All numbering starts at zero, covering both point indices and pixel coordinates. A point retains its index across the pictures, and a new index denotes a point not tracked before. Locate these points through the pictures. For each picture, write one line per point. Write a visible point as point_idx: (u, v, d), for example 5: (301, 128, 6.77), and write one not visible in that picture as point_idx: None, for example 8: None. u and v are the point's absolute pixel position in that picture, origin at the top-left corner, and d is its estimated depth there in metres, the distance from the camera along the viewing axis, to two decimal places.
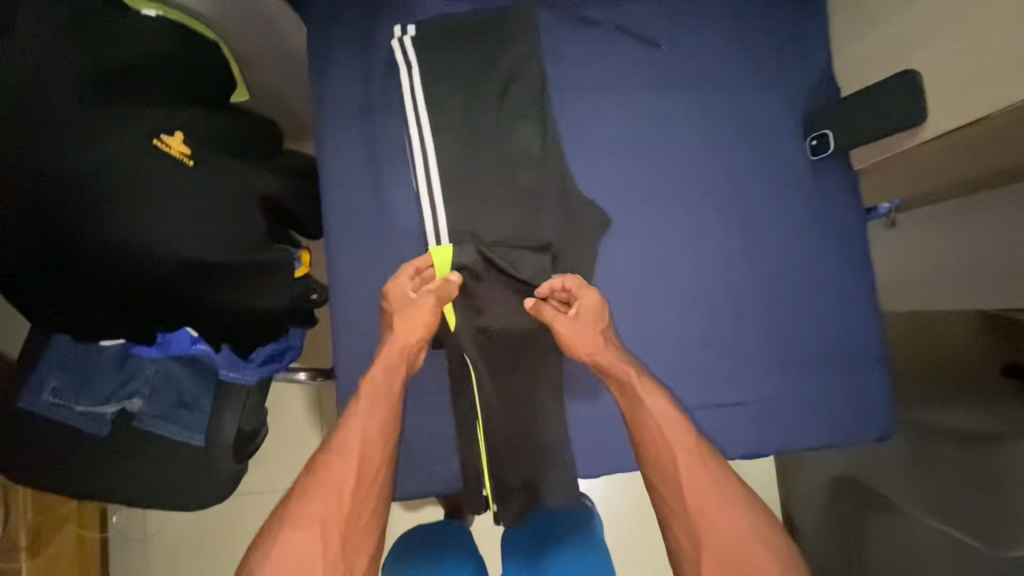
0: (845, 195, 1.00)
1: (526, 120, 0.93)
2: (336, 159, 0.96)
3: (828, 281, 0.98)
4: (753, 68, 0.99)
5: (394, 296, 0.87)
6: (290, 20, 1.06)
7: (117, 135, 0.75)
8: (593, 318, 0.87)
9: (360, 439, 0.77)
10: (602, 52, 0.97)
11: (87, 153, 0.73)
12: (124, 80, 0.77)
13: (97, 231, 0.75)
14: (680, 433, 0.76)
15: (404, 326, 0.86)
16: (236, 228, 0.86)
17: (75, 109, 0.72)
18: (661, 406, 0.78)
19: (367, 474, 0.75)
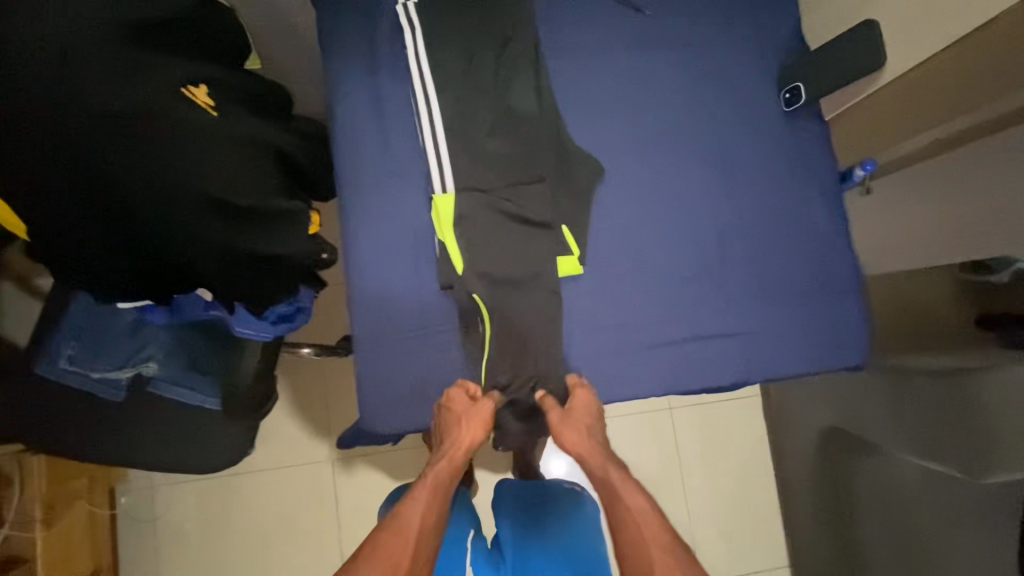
0: (817, 148, 1.08)
1: (521, 79, 1.01)
2: (346, 116, 1.01)
3: (805, 223, 1.06)
4: (729, 30, 1.07)
5: (456, 403, 0.93)
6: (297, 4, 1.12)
7: (147, 80, 0.80)
8: (586, 414, 0.94)
9: (418, 523, 0.82)
10: (591, 18, 1.05)
11: (121, 94, 0.78)
12: (152, 31, 0.83)
13: (129, 171, 0.80)
14: (654, 523, 0.82)
15: (467, 431, 0.92)
16: (253, 179, 0.92)
17: (108, 53, 0.77)
18: (642, 507, 0.84)
19: (421, 552, 0.79)
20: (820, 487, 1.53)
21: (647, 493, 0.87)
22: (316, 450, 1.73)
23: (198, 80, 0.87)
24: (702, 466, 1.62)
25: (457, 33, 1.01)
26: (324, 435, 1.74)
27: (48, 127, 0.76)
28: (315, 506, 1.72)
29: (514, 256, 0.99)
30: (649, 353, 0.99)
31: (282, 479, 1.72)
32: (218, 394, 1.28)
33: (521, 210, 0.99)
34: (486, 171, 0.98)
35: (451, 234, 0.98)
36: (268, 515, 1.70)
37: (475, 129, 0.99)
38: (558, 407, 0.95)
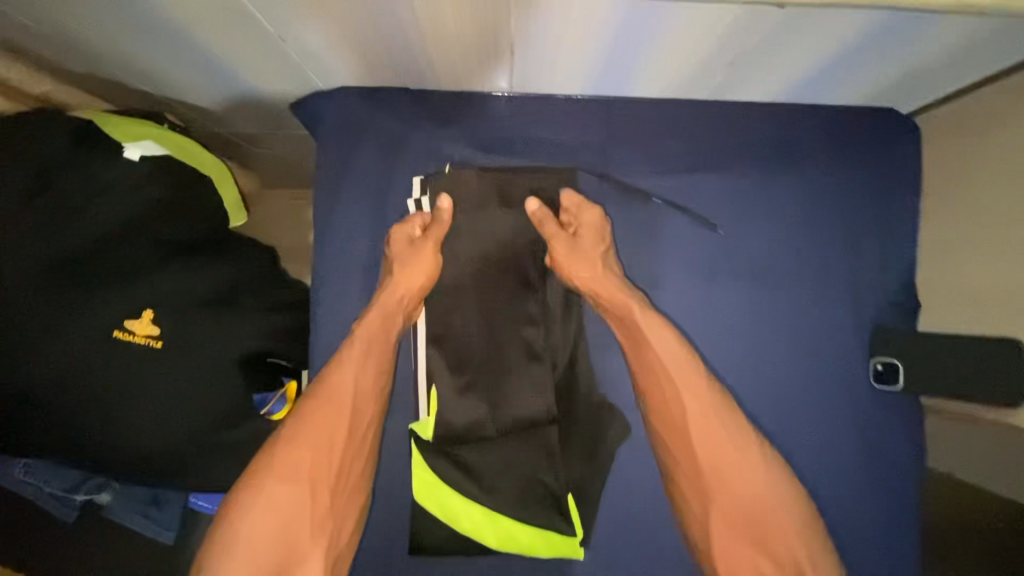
0: (912, 434, 0.84)
1: (544, 301, 0.84)
2: (326, 307, 0.84)
3: (877, 534, 0.83)
4: (818, 267, 0.86)
5: (395, 247, 0.80)
6: (292, 124, 0.95)
7: (77, 329, 0.70)
8: (593, 242, 0.81)
9: (348, 391, 0.77)
10: (644, 229, 0.85)
11: (51, 357, 0.69)
12: (93, 263, 0.71)
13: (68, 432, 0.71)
14: (688, 372, 0.78)
15: (402, 281, 0.79)
16: (212, 410, 0.77)
17: (39, 311, 0.68)
18: (672, 350, 0.78)
19: (353, 419, 0.77)
20: None
21: (675, 328, 0.80)
22: None
23: (143, 308, 0.73)
24: None
25: (479, 235, 0.83)
26: None
27: None
28: None
29: (494, 522, 0.81)
30: None
31: None
32: (176, 528, 1.16)
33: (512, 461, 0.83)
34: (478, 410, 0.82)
35: (425, 483, 0.81)
36: None
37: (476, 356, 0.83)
38: (567, 234, 0.81)
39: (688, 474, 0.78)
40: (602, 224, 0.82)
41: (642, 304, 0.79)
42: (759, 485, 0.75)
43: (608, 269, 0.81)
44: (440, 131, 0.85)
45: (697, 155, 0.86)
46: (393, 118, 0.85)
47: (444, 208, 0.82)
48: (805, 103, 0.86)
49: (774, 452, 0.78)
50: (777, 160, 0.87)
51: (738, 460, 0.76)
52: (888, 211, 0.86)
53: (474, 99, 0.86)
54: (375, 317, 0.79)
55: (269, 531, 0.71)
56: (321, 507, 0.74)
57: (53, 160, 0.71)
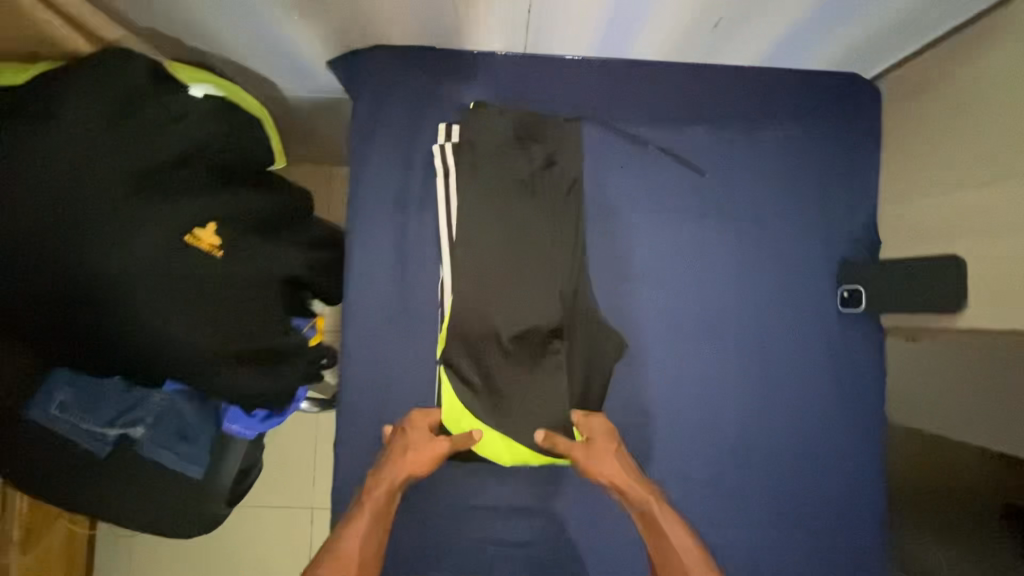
0: (867, 350, 0.98)
1: (561, 240, 0.92)
2: (363, 247, 1.01)
3: (829, 431, 0.99)
4: (795, 211, 0.98)
5: (405, 444, 0.89)
6: (335, 88, 1.06)
7: (152, 236, 0.76)
8: (610, 442, 0.89)
9: (351, 560, 0.80)
10: (640, 174, 0.98)
11: (123, 251, 0.74)
12: (164, 173, 0.79)
13: (125, 323, 0.76)
14: (699, 560, 0.79)
15: (410, 464, 0.88)
16: (259, 319, 0.86)
17: (115, 208, 0.74)
18: (686, 541, 0.81)
19: (361, 572, 0.80)
20: None
21: (686, 522, 0.83)
22: (298, 495, 1.73)
23: (207, 218, 0.80)
24: None
25: (499, 179, 0.93)
26: (310, 486, 1.74)
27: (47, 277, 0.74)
28: (291, 555, 1.72)
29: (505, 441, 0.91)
30: None
31: (263, 522, 1.72)
32: (205, 463, 1.27)
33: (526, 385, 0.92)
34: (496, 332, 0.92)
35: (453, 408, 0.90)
36: (242, 554, 1.71)
37: (495, 285, 0.90)
38: (581, 441, 0.89)
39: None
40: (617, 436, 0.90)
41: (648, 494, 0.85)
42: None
43: (625, 469, 0.87)
44: (464, 90, 0.98)
45: (689, 109, 0.98)
46: (424, 79, 0.98)
47: (477, 436, 0.90)
48: (783, 69, 0.99)
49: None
50: (761, 117, 0.99)
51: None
52: (855, 158, 0.99)
53: (494, 61, 0.98)
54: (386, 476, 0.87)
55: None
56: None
57: (135, 84, 0.79)
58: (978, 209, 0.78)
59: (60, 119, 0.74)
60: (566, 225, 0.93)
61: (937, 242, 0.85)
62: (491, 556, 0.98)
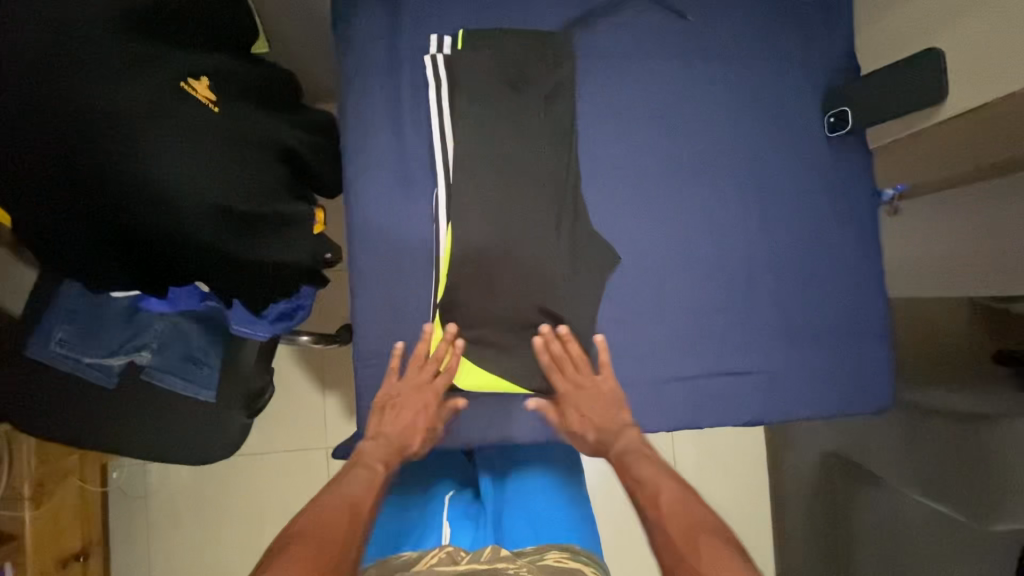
0: (855, 175, 1.02)
1: (550, 94, 0.95)
2: (354, 114, 0.95)
3: (832, 257, 1.01)
4: (777, 46, 1.00)
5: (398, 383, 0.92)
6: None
7: (149, 75, 0.73)
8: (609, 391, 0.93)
9: (350, 499, 0.79)
10: (625, 20, 0.98)
11: (121, 88, 0.71)
12: (155, 20, 0.76)
13: (127, 168, 0.72)
14: (666, 475, 0.82)
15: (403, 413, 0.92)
16: (260, 183, 0.86)
17: (110, 44, 0.71)
18: (651, 469, 0.84)
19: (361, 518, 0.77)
20: (818, 513, 1.48)
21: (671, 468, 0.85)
22: (309, 436, 1.70)
23: (200, 73, 0.80)
24: (700, 480, 1.56)
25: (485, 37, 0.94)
26: (321, 426, 1.71)
27: (34, 116, 0.69)
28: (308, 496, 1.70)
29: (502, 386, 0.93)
30: (662, 384, 0.96)
31: (276, 466, 1.69)
32: (218, 386, 1.26)
33: (530, 226, 0.93)
34: (497, 183, 0.93)
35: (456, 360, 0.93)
36: (259, 500, 1.68)
37: (491, 139, 0.93)
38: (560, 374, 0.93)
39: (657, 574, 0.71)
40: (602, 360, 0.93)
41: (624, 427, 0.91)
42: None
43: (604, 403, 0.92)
44: None
45: None
46: None
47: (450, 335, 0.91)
48: None
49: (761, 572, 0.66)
50: None
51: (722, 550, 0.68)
52: None
53: None
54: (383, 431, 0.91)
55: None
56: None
57: None
58: None
59: None
60: (556, 75, 0.95)
61: (918, 42, 0.87)
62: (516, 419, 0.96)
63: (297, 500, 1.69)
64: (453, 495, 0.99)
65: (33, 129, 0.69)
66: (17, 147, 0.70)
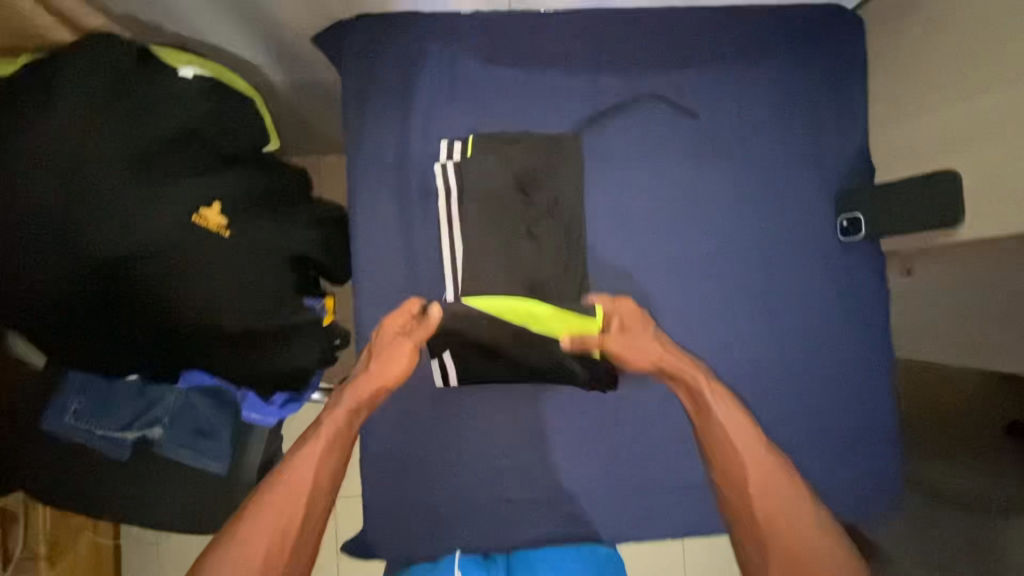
0: (868, 277, 1.01)
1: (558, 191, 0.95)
2: (364, 217, 0.96)
3: (842, 359, 1.00)
4: (788, 147, 0.99)
5: (381, 339, 0.89)
6: (323, 66, 1.05)
7: (157, 214, 0.75)
8: (640, 330, 0.89)
9: (309, 472, 0.81)
10: (636, 121, 0.98)
11: (133, 232, 0.74)
12: (165, 154, 0.78)
13: (142, 303, 0.76)
14: (740, 426, 0.82)
15: (380, 373, 0.87)
16: (272, 296, 0.87)
17: (122, 189, 0.73)
18: (733, 417, 0.83)
19: (317, 496, 0.81)
20: None
21: (735, 400, 0.85)
22: None
23: (212, 198, 0.80)
24: None
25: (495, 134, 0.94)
26: None
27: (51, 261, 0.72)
28: None
29: (566, 316, 0.89)
30: None
31: None
32: (228, 456, 1.27)
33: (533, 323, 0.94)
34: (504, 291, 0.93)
35: (513, 307, 0.87)
36: None
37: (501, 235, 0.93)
38: (615, 330, 0.88)
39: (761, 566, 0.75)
40: (640, 315, 0.90)
41: (699, 372, 0.86)
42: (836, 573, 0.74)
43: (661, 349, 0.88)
44: (451, 50, 0.96)
45: (679, 53, 0.98)
46: (407, 42, 0.96)
47: (434, 317, 0.87)
48: (764, 4, 0.99)
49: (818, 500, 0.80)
50: (750, 54, 0.99)
51: (790, 497, 0.78)
52: (845, 89, 1.00)
53: (478, 18, 0.96)
54: (356, 392, 0.87)
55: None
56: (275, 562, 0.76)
57: (127, 66, 0.78)
58: (976, 121, 0.79)
59: (52, 93, 0.73)
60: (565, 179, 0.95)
61: (932, 159, 0.86)
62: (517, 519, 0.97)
63: None
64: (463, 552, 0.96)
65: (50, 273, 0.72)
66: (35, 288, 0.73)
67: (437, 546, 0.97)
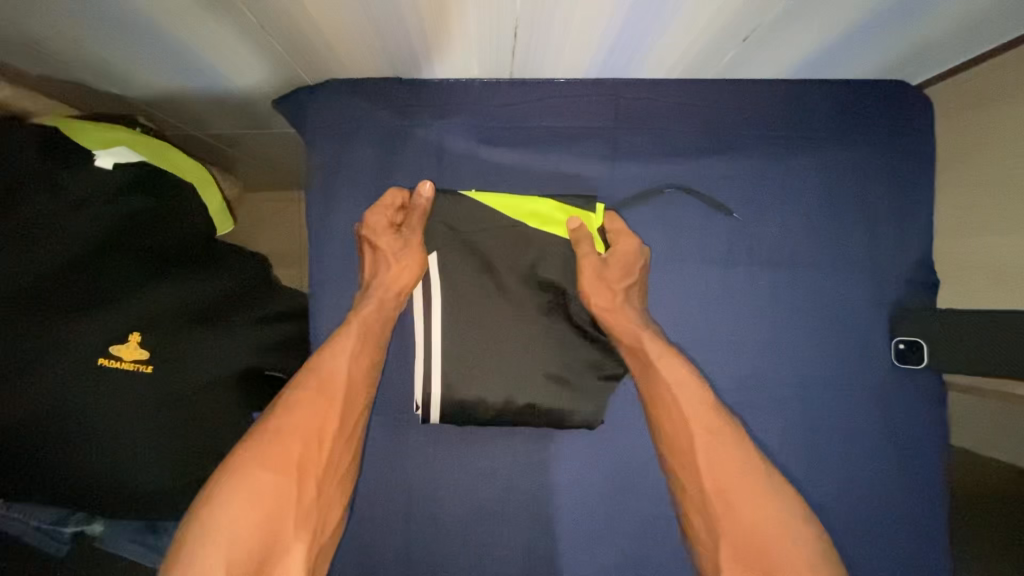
0: (926, 408, 0.85)
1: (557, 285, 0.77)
2: (329, 326, 0.80)
3: (892, 503, 0.85)
4: (835, 251, 0.84)
5: (378, 236, 0.75)
6: (278, 121, 0.89)
7: (60, 362, 0.63)
8: (616, 270, 0.76)
9: (345, 375, 0.69)
10: (658, 216, 0.83)
11: (26, 391, 0.61)
12: (68, 284, 0.63)
13: (49, 468, 0.64)
14: (692, 391, 0.71)
15: (393, 275, 0.74)
16: (213, 437, 0.71)
17: (14, 340, 0.61)
18: (680, 377, 0.72)
19: (344, 428, 0.69)
20: None
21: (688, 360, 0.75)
22: None
23: (128, 331, 0.66)
24: None
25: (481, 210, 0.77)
26: None
27: None
28: None
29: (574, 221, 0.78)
30: None
31: None
32: None
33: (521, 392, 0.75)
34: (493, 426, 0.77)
35: (518, 204, 0.77)
36: None
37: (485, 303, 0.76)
38: (594, 253, 0.76)
39: (712, 535, 0.66)
40: (639, 252, 0.78)
41: (652, 335, 0.74)
42: (795, 548, 0.62)
43: (623, 296, 0.76)
44: (439, 127, 0.80)
45: (710, 135, 0.83)
46: (388, 114, 0.80)
47: (427, 189, 0.76)
48: (816, 80, 0.83)
49: (788, 488, 0.67)
50: (794, 139, 0.83)
51: (760, 499, 0.66)
52: (907, 184, 0.84)
53: (474, 87, 0.80)
54: (362, 314, 0.73)
55: (242, 531, 0.57)
56: (307, 486, 0.64)
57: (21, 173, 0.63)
58: None
59: None
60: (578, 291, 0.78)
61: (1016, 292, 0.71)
62: None
63: None
64: None
65: None
66: None
67: None
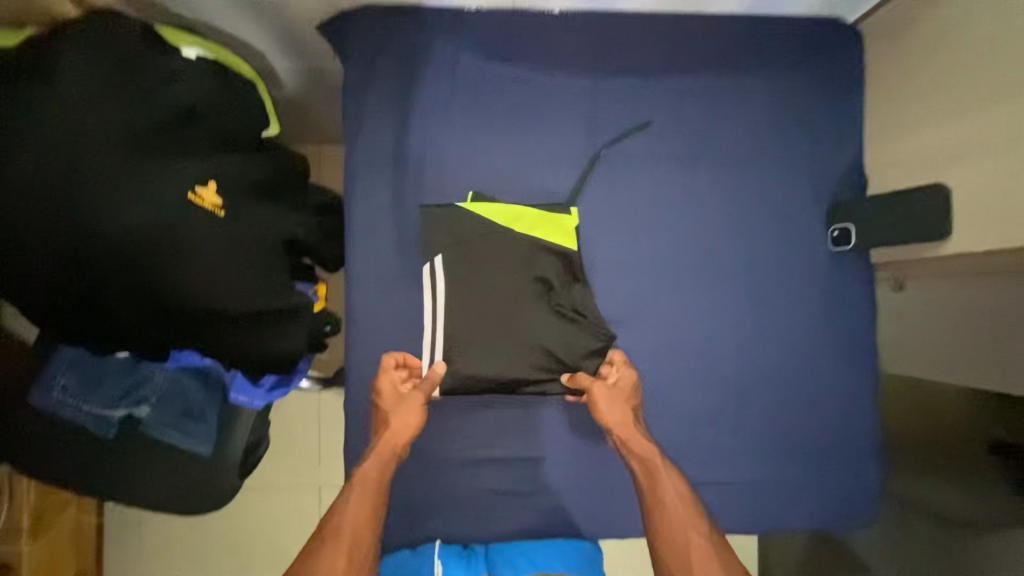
0: (858, 288, 1.01)
1: (544, 277, 0.93)
2: (359, 206, 0.96)
3: (829, 367, 1.01)
4: (781, 154, 1.00)
5: (386, 397, 0.91)
6: (327, 56, 1.07)
7: (156, 193, 0.76)
8: (624, 396, 0.93)
9: (351, 529, 0.84)
10: (634, 122, 0.99)
11: (125, 213, 0.74)
12: (163, 135, 0.79)
13: (136, 284, 0.76)
14: (686, 503, 0.87)
15: (395, 432, 0.90)
16: (263, 278, 0.88)
17: (119, 169, 0.74)
18: (679, 489, 0.88)
19: (357, 553, 0.83)
20: None
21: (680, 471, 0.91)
22: (302, 475, 1.63)
23: (207, 179, 0.81)
24: None
25: (467, 248, 0.93)
26: (314, 468, 1.63)
27: (46, 243, 0.72)
28: (294, 539, 1.61)
29: (551, 221, 0.94)
30: None
31: (266, 506, 1.62)
32: (214, 440, 1.22)
33: (520, 355, 0.92)
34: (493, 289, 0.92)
35: (502, 210, 0.93)
36: (245, 539, 1.61)
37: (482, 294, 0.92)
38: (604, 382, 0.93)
39: None
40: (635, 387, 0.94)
41: (659, 452, 0.90)
42: None
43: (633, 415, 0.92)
44: (453, 44, 0.97)
45: (678, 56, 0.99)
46: (412, 35, 0.97)
47: (440, 371, 0.90)
48: (765, 13, 1.00)
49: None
50: (749, 63, 1.00)
51: None
52: (840, 101, 1.01)
53: (483, 14, 0.97)
54: (382, 454, 0.89)
55: None
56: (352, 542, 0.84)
57: (126, 48, 0.79)
58: (966, 139, 0.81)
59: (53, 68, 0.73)
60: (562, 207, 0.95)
61: (925, 175, 0.88)
62: (501, 514, 0.96)
63: (284, 543, 1.61)
64: (442, 540, 0.95)
65: (43, 252, 0.72)
66: (27, 269, 0.74)
67: (419, 537, 0.95)
